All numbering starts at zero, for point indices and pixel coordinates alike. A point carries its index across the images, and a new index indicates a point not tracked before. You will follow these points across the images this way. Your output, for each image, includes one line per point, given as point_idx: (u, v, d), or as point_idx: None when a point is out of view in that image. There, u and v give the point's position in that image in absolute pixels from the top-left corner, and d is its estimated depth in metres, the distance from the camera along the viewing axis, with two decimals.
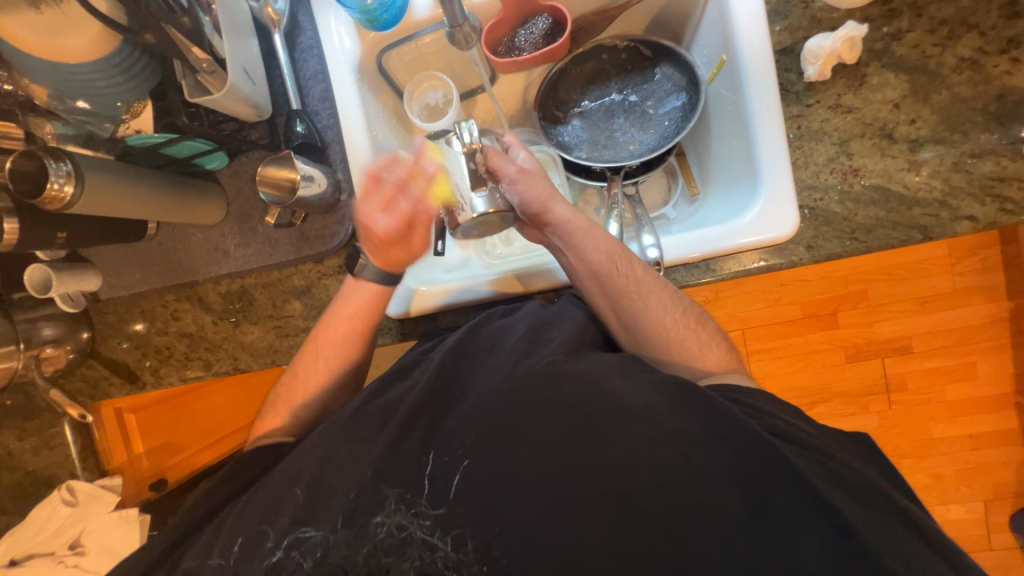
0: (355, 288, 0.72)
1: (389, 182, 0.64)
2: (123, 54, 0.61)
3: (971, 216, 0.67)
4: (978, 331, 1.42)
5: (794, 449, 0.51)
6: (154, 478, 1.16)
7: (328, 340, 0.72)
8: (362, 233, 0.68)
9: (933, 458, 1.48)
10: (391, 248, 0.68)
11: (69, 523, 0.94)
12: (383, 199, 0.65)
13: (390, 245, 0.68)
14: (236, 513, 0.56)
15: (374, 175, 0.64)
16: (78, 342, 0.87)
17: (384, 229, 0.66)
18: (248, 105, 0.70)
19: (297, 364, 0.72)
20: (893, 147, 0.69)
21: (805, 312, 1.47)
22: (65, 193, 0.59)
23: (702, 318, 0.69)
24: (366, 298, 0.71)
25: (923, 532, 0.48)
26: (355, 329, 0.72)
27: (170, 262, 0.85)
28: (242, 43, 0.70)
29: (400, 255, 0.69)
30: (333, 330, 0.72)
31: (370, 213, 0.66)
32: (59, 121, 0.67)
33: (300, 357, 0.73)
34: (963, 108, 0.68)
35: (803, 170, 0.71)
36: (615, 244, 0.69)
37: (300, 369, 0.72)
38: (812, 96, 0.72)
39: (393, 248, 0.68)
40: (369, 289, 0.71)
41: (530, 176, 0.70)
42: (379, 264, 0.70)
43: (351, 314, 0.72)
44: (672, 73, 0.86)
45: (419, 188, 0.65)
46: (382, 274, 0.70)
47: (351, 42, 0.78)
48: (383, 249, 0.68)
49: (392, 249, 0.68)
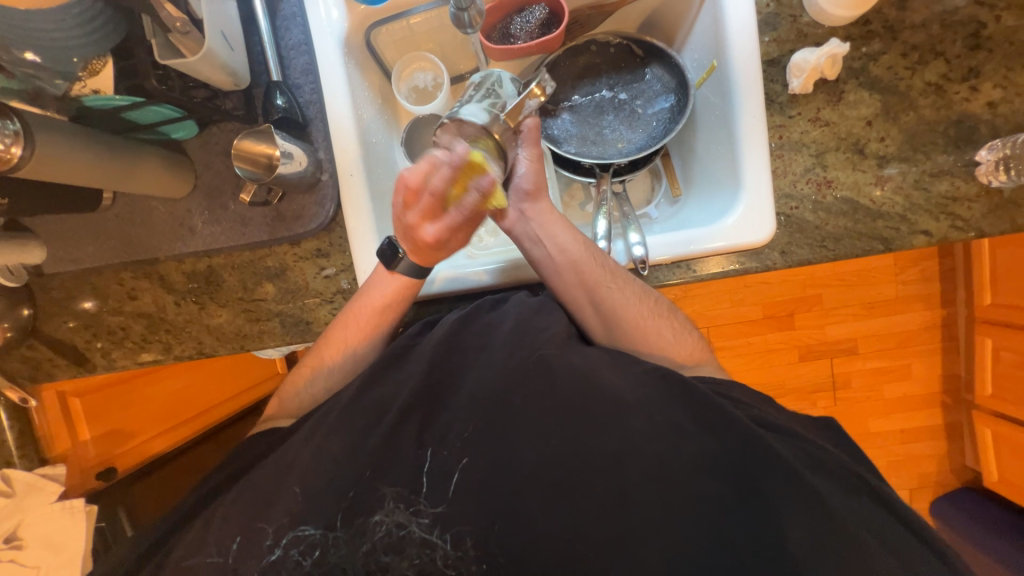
0: (380, 274, 0.70)
1: (435, 192, 0.62)
2: (82, 6, 0.54)
3: (926, 231, 0.72)
4: (915, 336, 1.55)
5: (786, 442, 0.54)
6: (101, 466, 1.04)
7: (358, 326, 0.69)
8: (403, 235, 0.67)
9: (870, 450, 1.62)
10: (435, 251, 0.68)
11: (5, 516, 0.86)
12: (422, 209, 0.63)
13: (434, 250, 0.67)
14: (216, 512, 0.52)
15: (411, 184, 0.61)
16: (17, 320, 0.79)
17: (428, 236, 0.65)
18: (225, 73, 0.65)
19: (320, 347, 0.70)
20: (864, 162, 0.73)
21: (766, 313, 1.55)
22: (12, 154, 0.53)
23: (673, 309, 0.71)
24: (394, 287, 0.69)
25: (885, 519, 0.52)
26: (382, 317, 0.70)
27: (127, 237, 0.78)
28: (220, 5, 0.65)
29: (445, 255, 0.69)
30: (363, 318, 0.69)
31: (416, 221, 0.64)
32: (1, 74, 0.59)
33: (325, 342, 0.70)
34: (926, 129, 0.73)
35: (782, 179, 0.75)
36: (589, 237, 0.72)
37: (324, 355, 0.69)
38: (794, 108, 0.75)
39: (439, 250, 0.68)
40: (401, 282, 0.69)
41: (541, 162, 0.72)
42: (419, 261, 0.68)
43: (381, 304, 0.70)
44: (662, 74, 0.87)
45: (470, 200, 0.64)
46: (417, 268, 0.69)
47: (339, 14, 0.74)
48: (427, 253, 0.67)
49: (437, 251, 0.68)
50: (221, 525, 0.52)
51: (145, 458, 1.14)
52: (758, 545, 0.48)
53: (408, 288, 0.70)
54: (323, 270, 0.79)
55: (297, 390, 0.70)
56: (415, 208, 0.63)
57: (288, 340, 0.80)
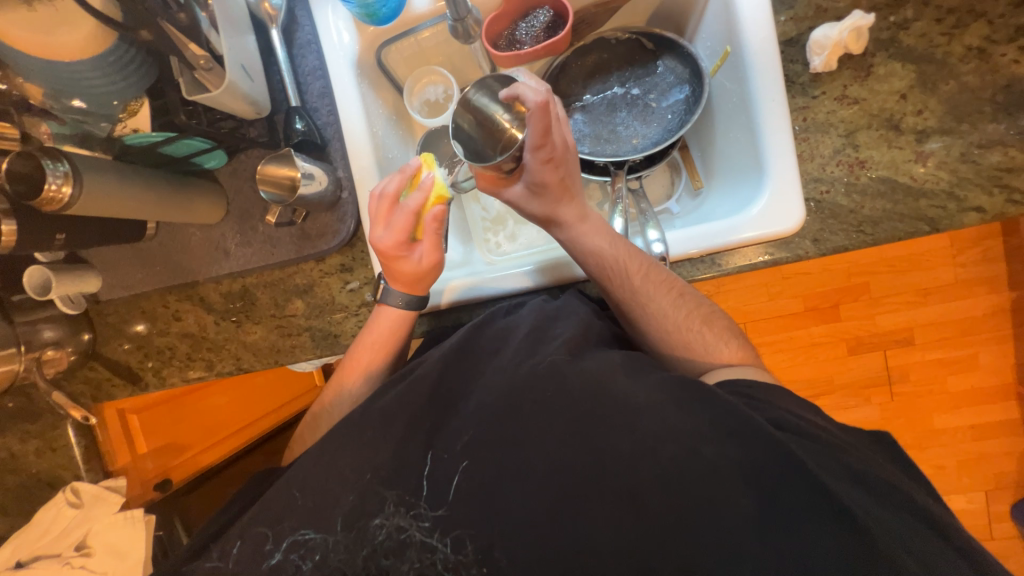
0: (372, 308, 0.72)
1: (389, 195, 0.65)
2: (118, 53, 0.59)
3: (978, 207, 0.66)
4: (980, 323, 1.42)
5: (814, 448, 0.51)
6: (159, 477, 1.12)
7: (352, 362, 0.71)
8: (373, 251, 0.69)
9: (935, 449, 1.49)
10: (398, 262, 0.67)
11: (76, 524, 0.93)
12: (380, 216, 0.65)
13: (394, 257, 0.66)
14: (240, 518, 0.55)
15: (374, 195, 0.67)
16: (79, 343, 0.86)
17: (382, 243, 0.65)
18: (247, 102, 0.69)
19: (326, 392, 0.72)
20: (900, 138, 0.68)
21: (807, 305, 1.47)
22: (64, 194, 0.58)
23: (710, 316, 0.68)
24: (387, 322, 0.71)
25: (933, 527, 0.48)
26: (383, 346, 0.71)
27: (170, 263, 0.84)
28: (240, 40, 0.69)
29: (409, 268, 0.67)
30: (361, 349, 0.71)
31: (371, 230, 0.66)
32: (54, 121, 0.66)
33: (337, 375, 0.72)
34: (971, 97, 0.67)
35: (808, 163, 0.71)
36: (605, 257, 0.68)
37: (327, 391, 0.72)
38: (818, 87, 0.71)
39: (398, 259, 0.67)
40: (394, 314, 0.71)
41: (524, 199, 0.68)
42: (398, 287, 0.70)
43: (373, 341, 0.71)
44: (676, 65, 0.85)
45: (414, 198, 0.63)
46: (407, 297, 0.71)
47: (350, 37, 0.77)
48: (392, 265, 0.67)
49: (400, 264, 0.67)
50: (238, 528, 0.54)
51: (196, 470, 1.22)
52: (769, 549, 0.46)
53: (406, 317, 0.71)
54: (348, 284, 0.82)
55: (323, 409, 0.71)
56: (374, 215, 0.66)
57: (319, 353, 0.83)
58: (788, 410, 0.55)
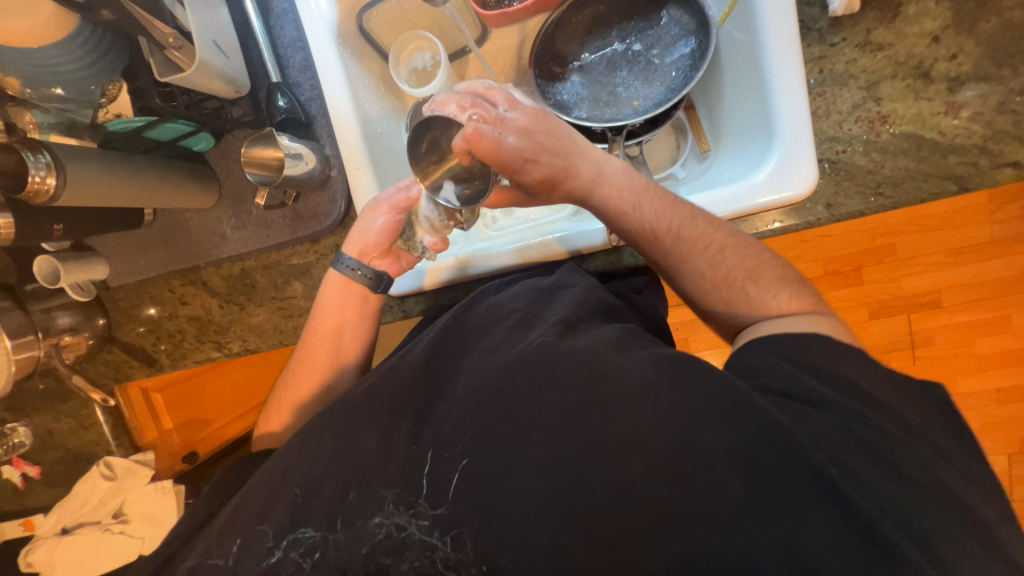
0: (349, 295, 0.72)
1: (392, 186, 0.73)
2: (83, 35, 0.57)
3: (1014, 162, 0.60)
4: (1014, 283, 1.34)
5: (817, 418, 0.49)
6: (185, 450, 1.23)
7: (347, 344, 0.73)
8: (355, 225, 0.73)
9: (957, 413, 1.45)
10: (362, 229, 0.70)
11: (111, 495, 1.01)
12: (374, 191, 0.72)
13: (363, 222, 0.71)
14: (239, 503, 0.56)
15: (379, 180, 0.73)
16: (95, 329, 0.89)
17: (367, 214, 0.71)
18: (224, 81, 0.67)
19: (296, 372, 0.73)
20: (929, 88, 0.62)
21: (826, 269, 1.40)
22: (49, 185, 0.58)
23: (756, 273, 0.61)
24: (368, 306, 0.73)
25: (949, 512, 0.45)
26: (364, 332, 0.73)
27: (170, 248, 0.84)
28: (212, 13, 0.65)
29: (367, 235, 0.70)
30: (350, 334, 0.73)
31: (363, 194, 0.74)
32: (39, 110, 0.65)
33: (299, 358, 0.73)
34: (1014, 37, 0.60)
35: (824, 120, 0.65)
36: (634, 222, 0.63)
37: (316, 369, 0.72)
38: (837, 33, 0.64)
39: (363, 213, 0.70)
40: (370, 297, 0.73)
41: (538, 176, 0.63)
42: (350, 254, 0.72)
43: (350, 332, 0.73)
44: (680, 15, 0.78)
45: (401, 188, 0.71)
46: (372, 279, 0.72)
47: (328, 4, 0.73)
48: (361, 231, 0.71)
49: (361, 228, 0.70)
50: (232, 514, 0.55)
51: (221, 442, 1.31)
52: (768, 538, 0.44)
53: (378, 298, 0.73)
54: None
55: (307, 394, 0.71)
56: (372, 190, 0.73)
57: None
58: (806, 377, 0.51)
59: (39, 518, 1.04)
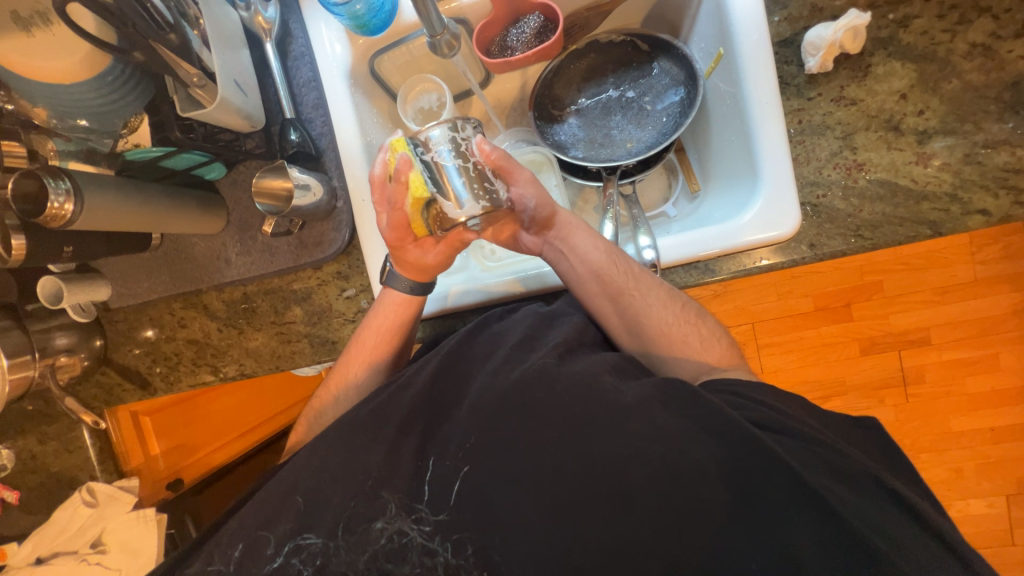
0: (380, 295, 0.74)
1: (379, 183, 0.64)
2: (115, 73, 0.61)
3: (983, 210, 0.64)
4: (998, 322, 1.38)
5: (800, 447, 0.50)
6: (170, 477, 1.20)
7: (356, 357, 0.73)
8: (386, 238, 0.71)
9: (952, 452, 1.44)
10: (403, 248, 0.70)
11: (91, 523, 0.98)
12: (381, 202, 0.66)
13: (400, 244, 0.69)
14: (233, 522, 0.55)
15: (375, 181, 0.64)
16: (91, 350, 0.90)
17: (385, 230, 0.68)
18: (240, 116, 0.71)
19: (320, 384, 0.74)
20: (900, 139, 0.66)
21: (816, 305, 1.43)
22: (66, 211, 0.60)
23: (705, 313, 0.67)
24: (389, 308, 0.72)
25: (929, 532, 0.47)
26: (384, 341, 0.72)
27: (175, 271, 0.86)
28: (234, 55, 0.70)
29: (413, 256, 0.70)
30: (366, 344, 0.72)
31: (378, 216, 0.68)
32: (60, 138, 0.68)
33: (349, 351, 0.74)
34: (975, 96, 0.65)
35: (805, 166, 0.69)
36: (610, 244, 0.70)
37: (333, 385, 0.73)
38: (814, 89, 0.70)
39: (405, 247, 0.70)
40: (398, 300, 0.72)
41: (534, 180, 0.68)
42: (409, 275, 0.72)
43: (379, 328, 0.73)
44: (671, 67, 0.83)
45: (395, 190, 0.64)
46: (415, 285, 0.72)
47: (342, 48, 0.78)
48: (399, 250, 0.70)
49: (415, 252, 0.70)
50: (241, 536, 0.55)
51: (207, 469, 1.28)
52: (753, 539, 0.46)
53: (406, 306, 0.72)
54: (344, 291, 0.83)
55: (329, 402, 0.72)
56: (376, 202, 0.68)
57: (318, 359, 0.85)
58: (776, 406, 0.54)
59: (11, 548, 1.01)
